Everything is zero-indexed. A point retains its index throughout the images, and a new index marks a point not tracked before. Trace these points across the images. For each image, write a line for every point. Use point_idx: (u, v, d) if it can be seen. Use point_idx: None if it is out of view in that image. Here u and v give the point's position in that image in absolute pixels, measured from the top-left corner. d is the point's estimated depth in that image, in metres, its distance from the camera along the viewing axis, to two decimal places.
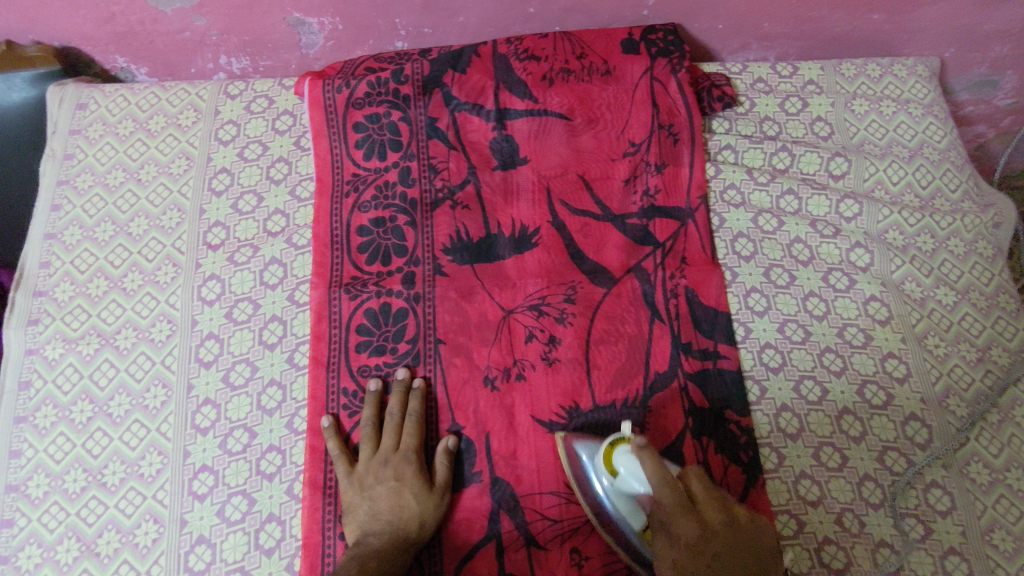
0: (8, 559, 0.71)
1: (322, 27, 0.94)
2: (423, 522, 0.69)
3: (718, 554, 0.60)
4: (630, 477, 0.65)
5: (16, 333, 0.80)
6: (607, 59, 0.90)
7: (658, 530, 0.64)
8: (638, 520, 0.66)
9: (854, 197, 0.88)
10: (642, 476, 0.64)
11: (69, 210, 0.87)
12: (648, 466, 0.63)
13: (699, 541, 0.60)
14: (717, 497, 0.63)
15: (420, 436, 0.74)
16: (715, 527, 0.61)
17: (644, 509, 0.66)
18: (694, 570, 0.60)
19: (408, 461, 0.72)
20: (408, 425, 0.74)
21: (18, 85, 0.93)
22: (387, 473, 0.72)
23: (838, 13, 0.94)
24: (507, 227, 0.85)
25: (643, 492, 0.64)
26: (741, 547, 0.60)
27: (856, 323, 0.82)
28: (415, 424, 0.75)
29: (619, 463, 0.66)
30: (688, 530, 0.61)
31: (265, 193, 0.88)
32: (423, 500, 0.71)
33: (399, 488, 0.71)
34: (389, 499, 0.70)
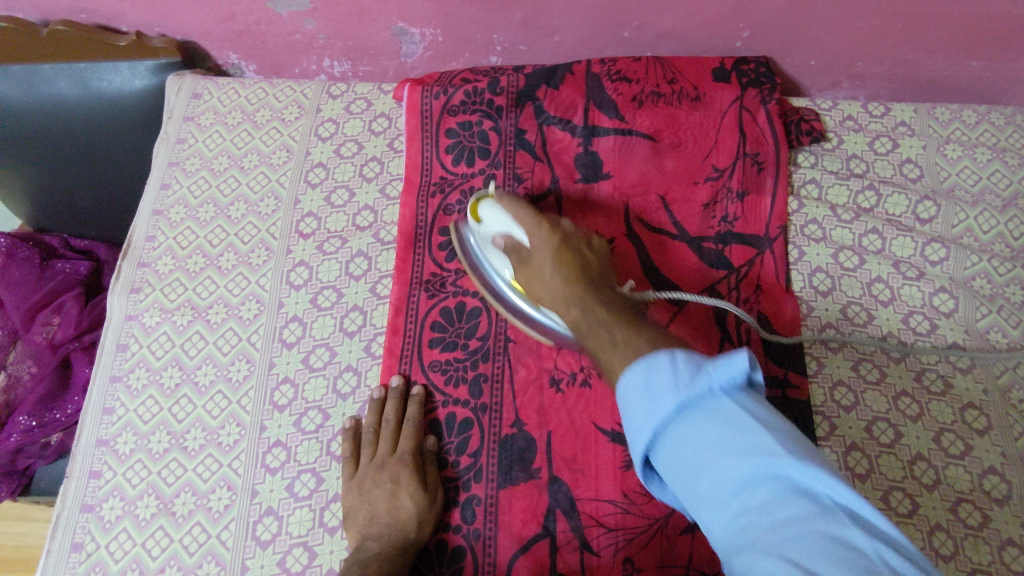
0: (93, 508, 0.76)
1: (423, 37, 0.99)
2: (419, 524, 0.70)
3: (579, 273, 0.65)
4: (498, 224, 0.74)
5: (119, 298, 0.86)
6: (698, 85, 0.91)
7: (535, 263, 0.69)
8: (516, 241, 0.73)
9: (941, 242, 0.87)
10: (501, 215, 0.74)
11: (176, 189, 0.94)
12: (518, 219, 0.72)
13: (557, 266, 0.66)
14: (582, 233, 0.71)
15: (416, 439, 0.75)
16: (565, 244, 0.68)
17: (519, 247, 0.72)
18: (566, 290, 0.64)
19: (403, 464, 0.73)
20: (406, 430, 0.75)
21: (141, 72, 1.02)
22: (382, 474, 0.73)
23: (934, 57, 0.93)
24: (584, 237, 0.87)
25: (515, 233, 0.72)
26: (588, 254, 0.68)
27: (935, 369, 0.80)
28: (413, 427, 0.76)
29: (484, 213, 0.76)
30: (549, 250, 0.68)
31: (357, 190, 0.92)
32: (419, 500, 0.72)
33: (396, 491, 0.72)
34: (385, 500, 0.71)
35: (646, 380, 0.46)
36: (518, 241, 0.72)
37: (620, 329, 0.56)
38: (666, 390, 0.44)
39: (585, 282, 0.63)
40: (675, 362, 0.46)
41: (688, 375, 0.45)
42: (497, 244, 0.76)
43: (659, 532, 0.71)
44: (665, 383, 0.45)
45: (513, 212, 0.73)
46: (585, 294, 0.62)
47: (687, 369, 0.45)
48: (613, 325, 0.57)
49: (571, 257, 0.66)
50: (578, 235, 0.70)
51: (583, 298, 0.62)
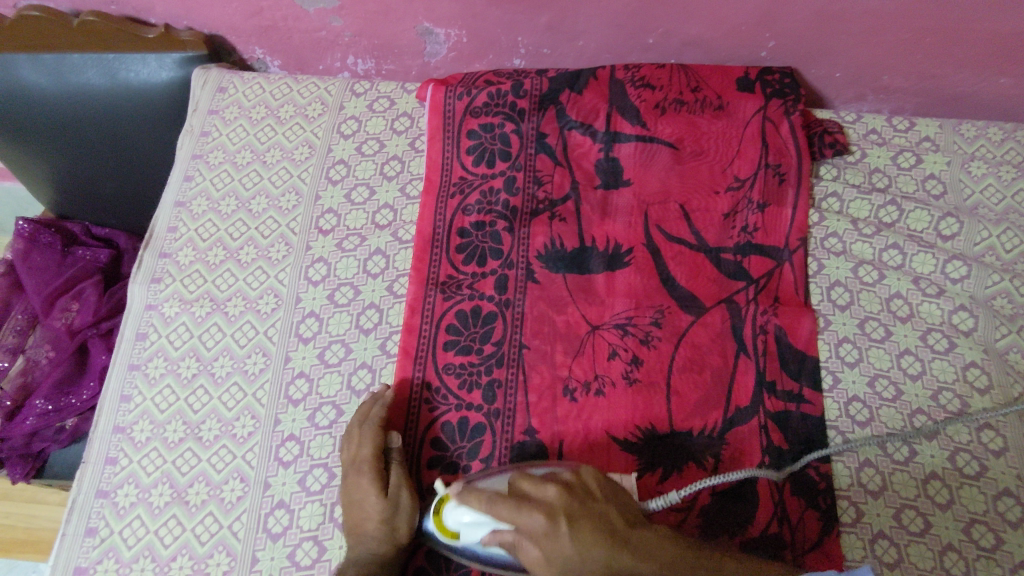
0: (107, 494, 0.77)
1: (447, 38, 0.99)
2: (390, 529, 0.69)
3: (611, 539, 0.58)
4: (471, 515, 0.64)
5: (140, 287, 0.87)
6: (721, 94, 0.91)
7: (553, 545, 0.57)
8: (502, 531, 0.61)
9: (962, 259, 0.86)
10: (477, 514, 0.63)
11: (199, 181, 0.94)
12: (497, 510, 0.60)
13: (581, 544, 0.57)
14: (580, 486, 0.63)
15: (375, 441, 0.73)
16: (568, 506, 0.60)
17: (505, 533, 0.61)
18: (606, 562, 0.57)
19: (362, 471, 0.72)
20: (362, 434, 0.74)
21: (168, 65, 1.03)
22: (352, 483, 0.72)
23: (962, 73, 0.92)
24: (602, 243, 0.87)
25: (500, 524, 0.61)
26: (598, 508, 0.61)
27: (952, 388, 0.80)
28: (373, 429, 0.74)
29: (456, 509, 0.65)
30: (568, 537, 0.57)
31: (377, 188, 0.92)
32: (387, 505, 0.70)
33: (363, 499, 0.71)
34: (356, 510, 0.71)
35: None
36: (500, 529, 0.61)
37: (674, 551, 0.59)
38: None
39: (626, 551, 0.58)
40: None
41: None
42: (473, 530, 0.64)
43: None
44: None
45: (489, 509, 0.61)
46: (620, 544, 0.58)
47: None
48: (668, 560, 0.58)
49: (590, 524, 0.58)
50: (575, 498, 0.61)
51: (625, 545, 0.58)
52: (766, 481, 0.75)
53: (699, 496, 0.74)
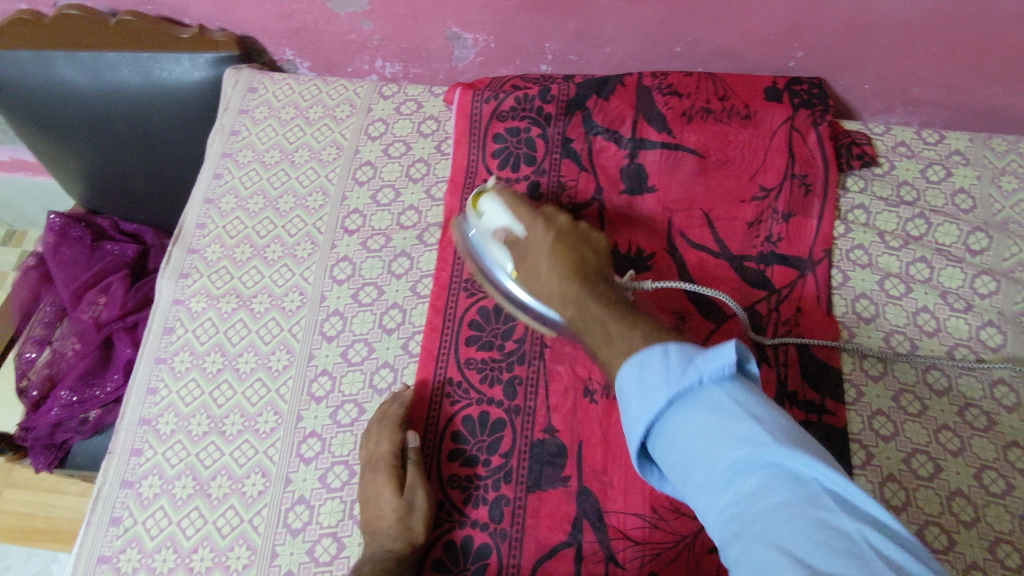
0: (132, 484, 0.78)
1: (476, 43, 1.00)
2: (405, 528, 0.70)
3: (576, 270, 0.68)
4: (496, 218, 0.76)
5: (169, 282, 0.89)
6: (748, 103, 0.91)
7: (533, 254, 0.72)
8: (515, 243, 0.75)
9: (991, 274, 0.85)
10: (501, 212, 0.76)
11: (228, 179, 0.96)
12: (516, 213, 0.75)
13: (552, 255, 0.69)
14: (578, 229, 0.73)
15: (391, 441, 0.74)
16: (566, 231, 0.72)
17: (516, 243, 0.74)
18: (564, 289, 0.67)
19: (379, 469, 0.73)
20: (381, 433, 0.75)
21: (200, 65, 1.05)
22: (367, 481, 0.73)
23: (993, 87, 0.92)
24: (624, 247, 0.88)
25: (512, 229, 0.75)
26: (586, 251, 0.71)
27: (979, 405, 0.79)
28: (390, 428, 0.75)
29: (486, 207, 0.78)
30: (547, 246, 0.71)
31: (403, 190, 0.93)
32: (401, 504, 0.71)
33: (377, 498, 0.72)
34: (370, 507, 0.72)
35: (639, 379, 0.48)
36: (514, 238, 0.75)
37: (602, 306, 0.62)
38: (657, 386, 0.47)
39: (581, 281, 0.67)
40: (665, 356, 0.48)
41: (677, 371, 0.47)
42: (496, 241, 0.77)
43: (686, 551, 0.71)
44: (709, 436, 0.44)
45: (511, 209, 0.75)
46: (577, 293, 0.65)
47: (674, 365, 0.47)
48: (601, 298, 0.64)
49: (568, 249, 0.70)
50: (575, 228, 0.73)
51: (573, 296, 0.65)
52: None
53: None
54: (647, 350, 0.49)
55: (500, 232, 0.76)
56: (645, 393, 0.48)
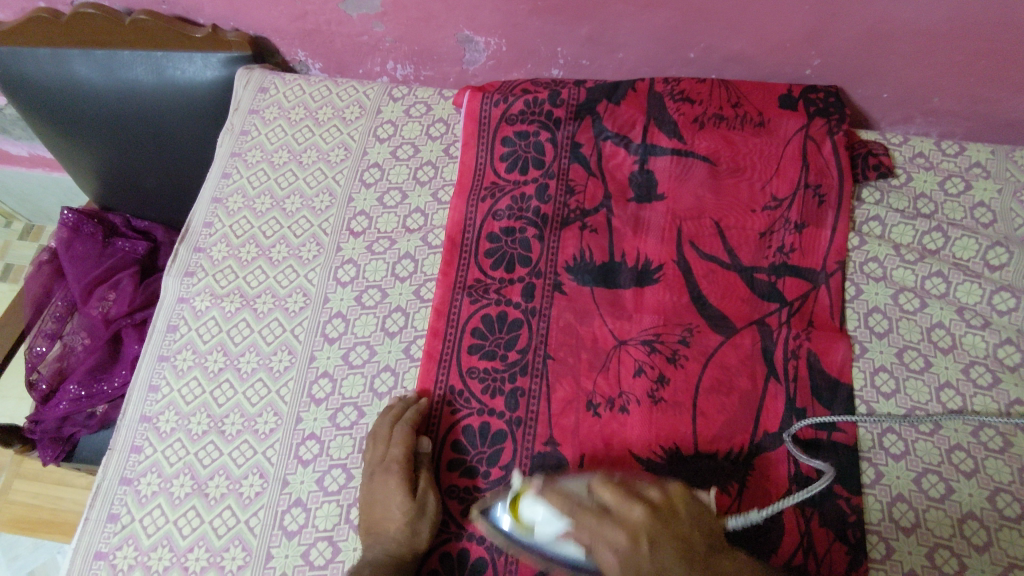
0: (131, 481, 0.78)
1: (487, 46, 0.99)
2: (412, 533, 0.69)
3: (675, 541, 0.62)
4: (545, 525, 0.65)
5: (174, 280, 0.89)
6: (762, 111, 0.89)
7: (608, 521, 0.62)
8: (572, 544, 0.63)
9: (1011, 291, 0.82)
10: (560, 518, 0.64)
11: (236, 179, 0.96)
12: (562, 509, 0.64)
13: (652, 552, 0.60)
14: (670, 497, 0.66)
15: (406, 443, 0.73)
16: (652, 525, 0.62)
17: (576, 543, 0.63)
18: (638, 525, 0.61)
19: (392, 471, 0.72)
20: (396, 435, 0.74)
21: (213, 64, 1.05)
22: (377, 482, 0.72)
23: (1017, 98, 0.89)
24: (632, 259, 0.86)
25: (575, 532, 0.62)
26: (684, 533, 0.63)
27: (995, 425, 0.76)
28: (405, 431, 0.74)
29: (529, 509, 0.67)
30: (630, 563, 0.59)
31: (410, 192, 0.93)
32: (412, 509, 0.70)
33: (388, 500, 0.71)
34: (376, 510, 0.71)
35: None
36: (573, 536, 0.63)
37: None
38: None
39: (673, 540, 0.61)
40: None
41: None
42: (539, 533, 0.66)
43: None
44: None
45: (568, 515, 0.63)
46: (669, 544, 0.61)
47: None
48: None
49: (664, 547, 0.61)
50: (669, 503, 0.65)
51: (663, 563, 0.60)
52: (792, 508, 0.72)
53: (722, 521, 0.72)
54: None
55: (551, 527, 0.64)
56: None
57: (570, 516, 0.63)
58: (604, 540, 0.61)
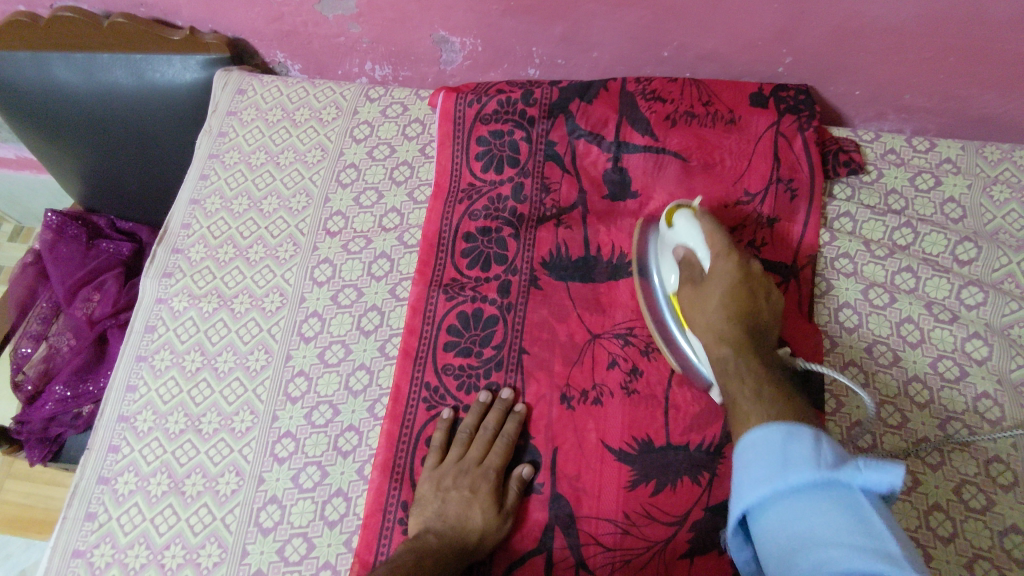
0: (109, 480, 0.79)
1: (463, 46, 1.00)
2: (478, 538, 0.71)
3: (750, 322, 0.72)
4: (683, 236, 0.77)
5: (152, 282, 0.90)
6: (733, 108, 0.90)
7: (710, 280, 0.74)
8: (693, 265, 0.76)
9: (979, 285, 0.83)
10: (695, 232, 0.76)
11: (214, 181, 0.97)
12: (710, 237, 0.75)
13: (727, 300, 0.72)
14: (772, 321, 0.73)
15: (503, 457, 0.76)
16: (737, 277, 0.73)
17: (695, 266, 0.76)
18: (721, 326, 0.72)
19: (485, 478, 0.74)
20: (498, 445, 0.76)
21: (191, 66, 1.06)
22: (459, 484, 0.74)
23: (987, 94, 0.90)
24: (607, 253, 0.87)
25: (699, 253, 0.76)
26: (763, 307, 0.73)
27: (962, 418, 0.77)
28: (504, 445, 0.76)
29: (677, 222, 0.78)
30: (725, 284, 0.73)
31: (385, 192, 0.94)
32: (489, 518, 0.72)
33: (470, 499, 0.73)
34: (448, 509, 0.72)
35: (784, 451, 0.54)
36: (697, 261, 0.76)
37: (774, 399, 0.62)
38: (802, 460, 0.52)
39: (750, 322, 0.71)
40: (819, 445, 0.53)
41: (829, 458, 0.52)
42: (673, 253, 0.79)
43: (657, 556, 0.71)
44: (806, 454, 0.53)
45: (705, 231, 0.75)
46: (741, 340, 0.70)
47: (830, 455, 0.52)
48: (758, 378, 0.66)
49: (754, 356, 0.69)
50: (768, 322, 0.73)
51: (738, 358, 0.68)
52: None
53: (693, 511, 0.72)
54: (797, 427, 0.55)
55: (679, 249, 0.77)
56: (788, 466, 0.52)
57: (688, 279, 0.76)
58: (715, 267, 0.74)
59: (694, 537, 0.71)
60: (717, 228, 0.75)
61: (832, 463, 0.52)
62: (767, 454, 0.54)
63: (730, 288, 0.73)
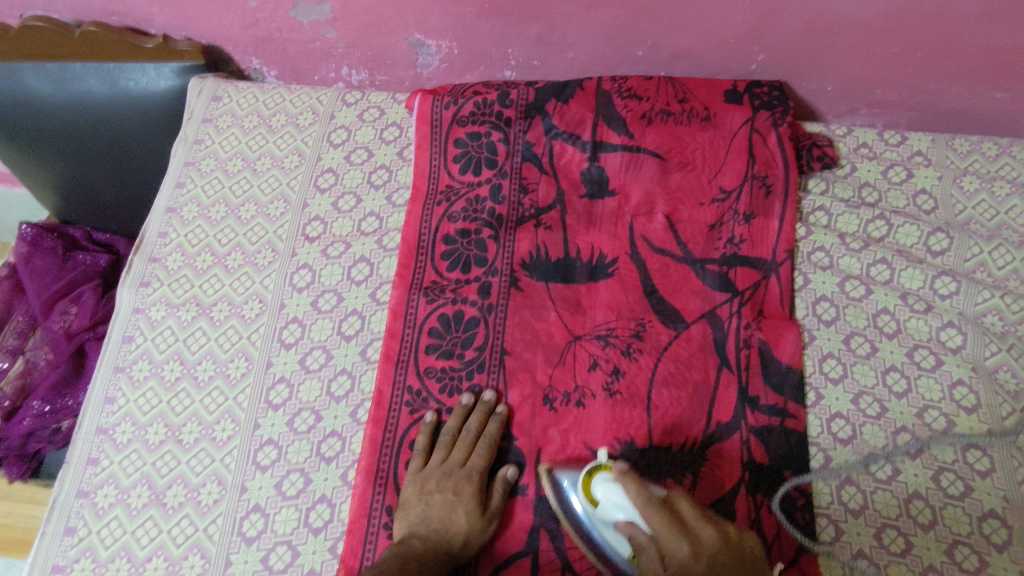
0: (87, 494, 0.78)
1: (439, 49, 1.00)
2: (463, 542, 0.70)
3: (735, 566, 0.61)
4: (613, 509, 0.68)
5: (129, 292, 0.89)
6: (708, 105, 0.91)
7: (671, 568, 0.61)
8: (639, 540, 0.66)
9: (951, 275, 0.85)
10: (626, 501, 0.67)
11: (190, 188, 0.96)
12: (634, 496, 0.65)
13: (690, 546, 0.61)
14: (724, 536, 0.63)
15: (485, 459, 0.75)
16: (716, 550, 0.61)
17: (642, 542, 0.65)
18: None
19: (468, 480, 0.74)
20: (480, 446, 0.76)
21: (166, 74, 1.05)
22: (441, 487, 0.74)
23: (955, 87, 0.92)
24: (587, 252, 0.87)
25: (640, 525, 0.66)
26: (740, 571, 0.61)
27: (939, 406, 0.78)
28: (486, 447, 0.76)
29: (599, 492, 0.69)
30: (700, 569, 0.59)
31: (364, 197, 0.94)
32: (473, 521, 0.71)
33: (453, 502, 0.72)
34: (433, 514, 0.72)
35: None
36: (638, 530, 0.66)
37: None
38: None
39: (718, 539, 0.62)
40: None
41: None
42: (615, 528, 0.68)
43: None
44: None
45: (637, 505, 0.65)
46: (717, 556, 0.61)
47: None
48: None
49: (713, 546, 0.61)
50: (735, 540, 0.63)
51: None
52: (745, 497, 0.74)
53: None
54: None
55: (621, 526, 0.67)
56: None
57: (636, 541, 0.65)
58: (672, 547, 0.61)
59: None
60: (647, 497, 0.64)
61: None
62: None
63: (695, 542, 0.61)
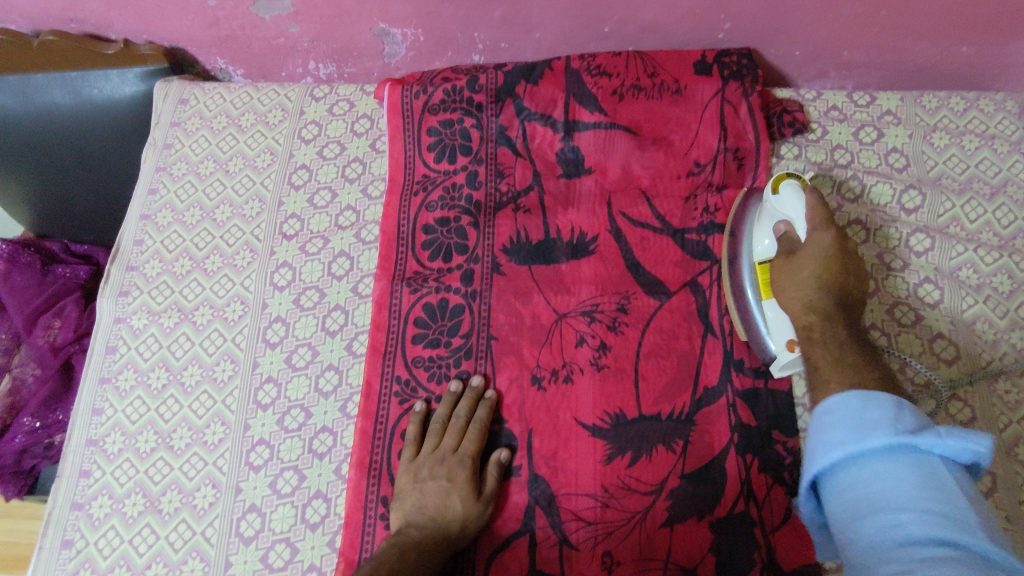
0: (82, 506, 0.78)
1: (405, 37, 0.99)
2: (461, 527, 0.71)
3: (841, 299, 0.67)
4: (786, 208, 0.73)
5: (108, 302, 0.88)
6: (678, 78, 0.90)
7: (801, 253, 0.70)
8: (790, 240, 0.72)
9: (926, 232, 0.86)
10: (801, 207, 0.72)
11: (163, 194, 0.95)
12: (811, 213, 0.71)
13: (823, 267, 0.68)
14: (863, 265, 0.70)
15: (477, 443, 0.76)
16: (831, 254, 0.68)
17: (790, 242, 0.72)
18: (811, 298, 0.68)
19: (462, 466, 0.74)
20: (471, 431, 0.76)
21: (130, 79, 1.04)
22: (436, 473, 0.74)
23: (922, 44, 0.92)
24: (567, 232, 0.87)
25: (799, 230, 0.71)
26: (854, 280, 0.68)
27: (919, 360, 0.79)
28: (478, 431, 0.76)
29: (782, 189, 0.74)
30: (820, 256, 0.68)
31: (339, 191, 0.93)
32: (469, 505, 0.72)
33: (448, 488, 0.73)
34: (430, 502, 0.72)
35: (860, 416, 0.51)
36: (794, 235, 0.72)
37: (840, 337, 0.64)
38: (881, 426, 0.49)
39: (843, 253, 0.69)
40: (900, 413, 0.50)
41: (909, 424, 0.49)
42: (774, 225, 0.75)
43: (638, 527, 0.73)
44: (880, 460, 0.48)
45: (809, 211, 0.71)
46: (831, 313, 0.67)
47: (911, 422, 0.49)
48: (841, 347, 0.63)
49: (834, 273, 0.68)
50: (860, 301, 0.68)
51: (823, 336, 0.65)
52: (736, 457, 0.75)
53: (669, 479, 0.74)
54: (872, 393, 0.52)
55: (781, 222, 0.73)
56: (863, 430, 0.49)
57: (783, 250, 0.72)
58: (814, 239, 0.69)
59: (672, 504, 0.73)
60: (823, 205, 0.70)
61: (911, 430, 0.48)
62: (846, 416, 0.51)
63: (830, 256, 0.68)
